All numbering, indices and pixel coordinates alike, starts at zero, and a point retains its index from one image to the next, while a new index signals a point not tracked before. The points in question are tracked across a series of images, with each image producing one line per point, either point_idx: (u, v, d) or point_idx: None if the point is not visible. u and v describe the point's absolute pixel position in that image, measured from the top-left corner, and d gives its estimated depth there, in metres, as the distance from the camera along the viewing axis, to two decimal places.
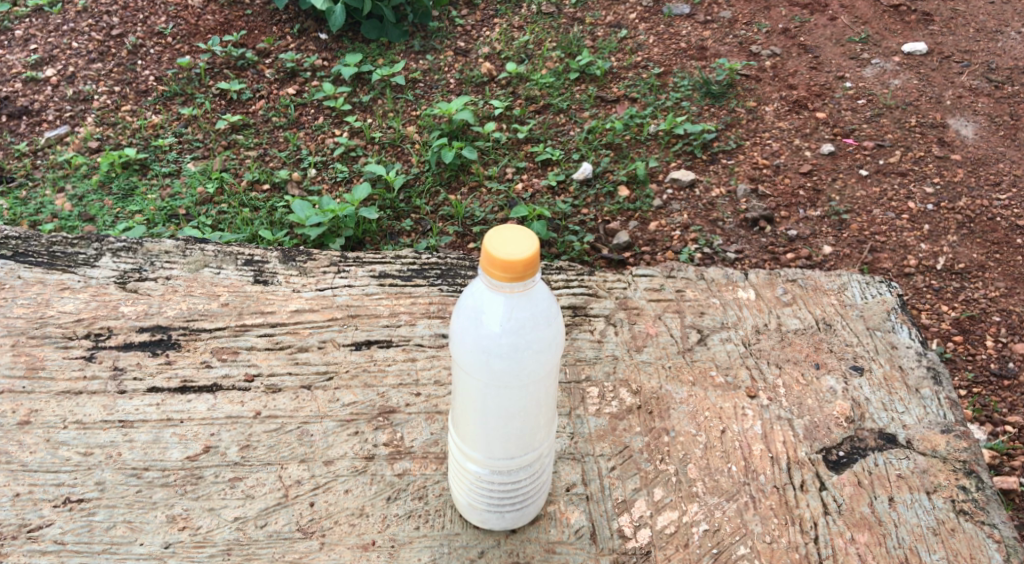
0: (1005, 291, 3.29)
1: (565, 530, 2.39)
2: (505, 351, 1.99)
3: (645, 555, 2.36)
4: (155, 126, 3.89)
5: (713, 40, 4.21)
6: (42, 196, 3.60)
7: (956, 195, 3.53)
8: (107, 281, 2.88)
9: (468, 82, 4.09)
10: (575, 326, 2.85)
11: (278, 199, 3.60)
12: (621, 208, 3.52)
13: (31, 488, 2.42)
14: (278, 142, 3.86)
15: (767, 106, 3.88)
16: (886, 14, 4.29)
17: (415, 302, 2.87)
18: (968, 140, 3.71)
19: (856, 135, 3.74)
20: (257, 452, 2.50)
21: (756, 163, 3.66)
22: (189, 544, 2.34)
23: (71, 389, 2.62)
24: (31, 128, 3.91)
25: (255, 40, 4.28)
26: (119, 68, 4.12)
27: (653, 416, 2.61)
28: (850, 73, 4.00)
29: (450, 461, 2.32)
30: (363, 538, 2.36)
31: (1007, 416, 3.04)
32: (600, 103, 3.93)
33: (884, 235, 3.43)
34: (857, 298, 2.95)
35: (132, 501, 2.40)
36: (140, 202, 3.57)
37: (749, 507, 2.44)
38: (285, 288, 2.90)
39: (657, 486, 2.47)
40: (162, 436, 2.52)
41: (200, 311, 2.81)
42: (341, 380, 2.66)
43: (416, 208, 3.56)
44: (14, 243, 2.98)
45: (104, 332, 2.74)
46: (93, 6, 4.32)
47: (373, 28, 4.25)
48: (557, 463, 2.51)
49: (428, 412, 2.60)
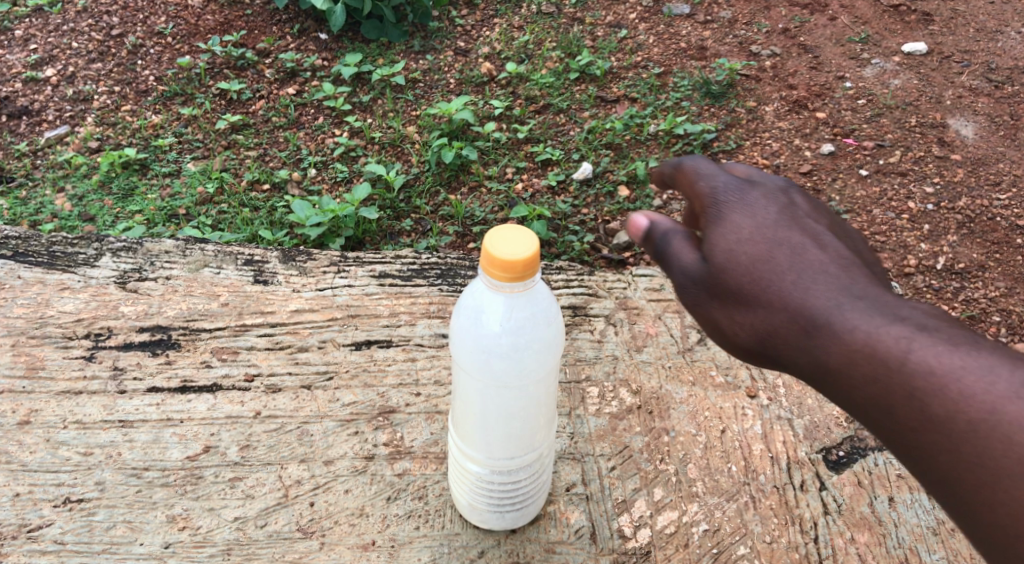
0: (1006, 291, 3.28)
1: (565, 530, 2.39)
2: (500, 348, 1.99)
3: (645, 555, 2.36)
4: (155, 126, 3.89)
5: (713, 40, 4.20)
6: (42, 195, 3.60)
7: (956, 196, 3.53)
8: (108, 281, 2.88)
9: (467, 82, 4.09)
10: (575, 326, 2.85)
11: (278, 199, 3.60)
12: (621, 208, 3.52)
13: (31, 488, 2.42)
14: (278, 142, 3.86)
15: (767, 106, 3.87)
16: (885, 14, 4.29)
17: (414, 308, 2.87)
18: (968, 140, 3.71)
19: (856, 135, 3.74)
20: (257, 452, 2.50)
21: (756, 163, 3.66)
22: (189, 544, 2.34)
23: (71, 389, 2.62)
24: (31, 128, 3.90)
25: (255, 40, 4.28)
26: (119, 68, 4.12)
27: (653, 416, 2.61)
28: (851, 73, 4.00)
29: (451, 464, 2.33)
30: (363, 538, 2.36)
31: None
32: (600, 103, 3.94)
33: (884, 235, 3.43)
34: None
35: (132, 501, 2.40)
36: (139, 202, 3.57)
37: (749, 507, 2.44)
38: (285, 288, 2.89)
39: (657, 486, 2.47)
40: (162, 436, 2.53)
41: (200, 311, 2.81)
42: (341, 381, 2.66)
43: (416, 208, 3.56)
44: (14, 243, 2.98)
45: (104, 332, 2.74)
46: (93, 6, 4.33)
47: (373, 28, 4.26)
48: (557, 463, 2.51)
49: (428, 412, 2.60)
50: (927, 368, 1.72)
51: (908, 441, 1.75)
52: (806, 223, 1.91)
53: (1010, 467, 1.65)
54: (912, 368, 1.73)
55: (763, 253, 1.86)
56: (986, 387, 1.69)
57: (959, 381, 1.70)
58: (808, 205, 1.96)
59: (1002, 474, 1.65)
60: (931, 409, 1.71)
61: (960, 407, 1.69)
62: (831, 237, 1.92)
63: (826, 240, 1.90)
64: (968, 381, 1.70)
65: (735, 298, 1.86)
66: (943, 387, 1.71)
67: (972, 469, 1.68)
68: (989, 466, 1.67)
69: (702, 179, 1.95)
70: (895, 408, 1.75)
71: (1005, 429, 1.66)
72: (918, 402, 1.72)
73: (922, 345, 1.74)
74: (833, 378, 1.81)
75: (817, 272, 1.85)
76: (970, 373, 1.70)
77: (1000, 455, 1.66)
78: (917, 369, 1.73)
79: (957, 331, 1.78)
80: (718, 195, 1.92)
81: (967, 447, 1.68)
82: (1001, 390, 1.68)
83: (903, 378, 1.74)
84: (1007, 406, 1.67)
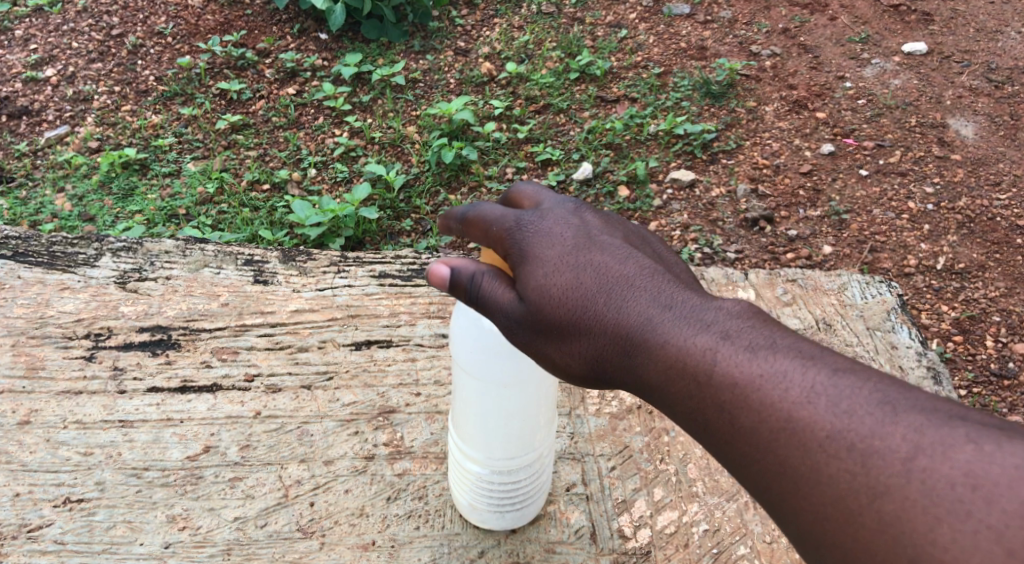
0: (1006, 291, 3.28)
1: (565, 530, 2.39)
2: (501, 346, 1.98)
3: (645, 555, 2.36)
4: (155, 126, 3.89)
5: (713, 40, 4.20)
6: (42, 195, 3.60)
7: (956, 196, 3.53)
8: (108, 281, 2.88)
9: (467, 82, 4.09)
10: None
11: (278, 199, 3.60)
12: (621, 207, 3.52)
13: (31, 488, 2.42)
14: (278, 142, 3.86)
15: (767, 106, 3.87)
16: (885, 14, 4.29)
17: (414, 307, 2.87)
18: (969, 140, 3.71)
19: (856, 135, 3.74)
20: (258, 452, 2.50)
21: (756, 163, 3.66)
22: (189, 544, 2.34)
23: (71, 388, 2.62)
24: (31, 128, 3.90)
25: (255, 40, 4.28)
26: (119, 68, 4.12)
27: (653, 416, 2.61)
28: (851, 73, 4.00)
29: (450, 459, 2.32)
30: (363, 538, 2.36)
31: (1008, 415, 3.03)
32: (600, 103, 3.94)
33: (884, 235, 3.44)
34: (857, 298, 2.96)
35: (132, 501, 2.40)
36: (140, 202, 3.57)
37: (749, 507, 2.44)
38: (285, 288, 2.89)
39: (657, 486, 2.47)
40: (162, 436, 2.53)
41: (200, 311, 2.81)
42: (341, 380, 2.66)
43: (416, 208, 3.56)
44: (14, 243, 2.98)
45: (105, 332, 2.74)
46: (93, 6, 4.33)
47: (373, 28, 4.26)
48: (557, 463, 2.51)
49: (428, 412, 2.60)
50: (731, 378, 1.54)
51: (722, 461, 1.56)
52: (608, 236, 1.74)
53: (808, 478, 1.45)
54: (717, 379, 1.55)
55: (567, 267, 1.68)
56: (782, 393, 1.50)
57: (759, 390, 1.51)
58: (610, 220, 1.79)
59: (803, 487, 1.45)
60: (738, 421, 1.52)
61: (761, 417, 1.50)
62: (630, 248, 1.74)
63: (627, 252, 1.72)
64: (765, 389, 1.51)
65: (547, 320, 1.68)
66: (742, 397, 1.52)
67: (778, 483, 1.48)
68: (791, 478, 1.46)
69: (494, 221, 1.75)
70: (702, 422, 1.57)
71: (802, 438, 1.46)
72: (726, 414, 1.53)
73: (720, 352, 1.56)
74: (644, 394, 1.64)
75: (625, 286, 1.67)
76: (767, 379, 1.51)
77: (801, 467, 1.46)
78: (717, 378, 1.55)
79: (766, 332, 1.59)
80: (515, 233, 1.73)
81: (771, 461, 1.49)
82: (795, 395, 1.49)
83: (710, 391, 1.55)
84: (803, 412, 1.47)
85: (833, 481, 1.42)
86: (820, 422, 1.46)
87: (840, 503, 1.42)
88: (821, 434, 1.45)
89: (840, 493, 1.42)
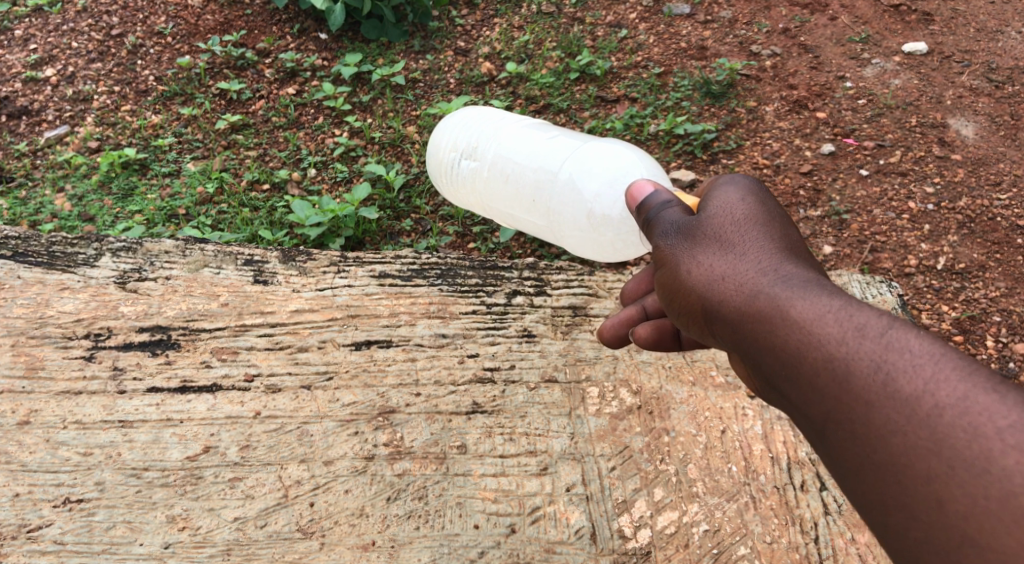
0: (1006, 291, 3.27)
1: (565, 530, 2.40)
2: (606, 184, 2.44)
3: (645, 555, 2.37)
4: (155, 126, 3.88)
5: (712, 40, 4.20)
6: (42, 195, 3.60)
7: (956, 196, 3.52)
8: (108, 281, 2.84)
9: (468, 82, 4.09)
10: (575, 326, 2.83)
11: (278, 198, 3.60)
12: None
13: (31, 488, 2.42)
14: (278, 141, 3.85)
15: (767, 106, 3.87)
16: (885, 14, 4.27)
17: (501, 123, 3.25)
18: (968, 140, 3.70)
19: (856, 135, 3.74)
20: (257, 452, 2.50)
21: (756, 163, 3.67)
22: (188, 544, 2.35)
23: (71, 389, 2.62)
24: (31, 128, 3.90)
25: (255, 40, 4.27)
26: (119, 68, 4.12)
27: (653, 416, 2.60)
28: (850, 73, 3.99)
29: (535, 141, 3.00)
30: (363, 538, 2.36)
31: None
32: (601, 103, 3.95)
33: (884, 235, 3.44)
34: (857, 298, 2.95)
35: (132, 501, 2.40)
36: (139, 202, 3.57)
37: (749, 507, 2.43)
38: (285, 288, 2.88)
39: (657, 486, 2.47)
40: (162, 436, 2.52)
41: (200, 311, 2.79)
42: (341, 381, 2.66)
43: (416, 208, 3.56)
44: (14, 242, 2.92)
45: (104, 332, 2.73)
46: (93, 6, 4.33)
47: (373, 28, 4.26)
48: (557, 463, 2.52)
49: (428, 412, 2.60)
50: (906, 346, 1.60)
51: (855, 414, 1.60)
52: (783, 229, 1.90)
53: (970, 461, 1.49)
54: (886, 342, 1.61)
55: (742, 227, 1.89)
56: (965, 376, 1.54)
57: (935, 364, 1.57)
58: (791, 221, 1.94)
59: (961, 466, 1.49)
60: (899, 383, 1.57)
61: (929, 389, 1.55)
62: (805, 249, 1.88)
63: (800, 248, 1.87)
64: (945, 366, 1.56)
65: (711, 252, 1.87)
66: (916, 366, 1.57)
67: (929, 457, 1.52)
68: (949, 453, 1.51)
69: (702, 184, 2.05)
70: (853, 379, 1.61)
71: (975, 420, 1.50)
72: (886, 374, 1.59)
73: (904, 328, 1.62)
74: (784, 346, 1.71)
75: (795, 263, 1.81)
76: (953, 361, 1.57)
77: (964, 445, 1.50)
78: (893, 345, 1.61)
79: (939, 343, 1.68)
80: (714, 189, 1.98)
81: (930, 432, 1.53)
82: (982, 383, 1.53)
83: (879, 350, 1.61)
84: (985, 397, 1.51)
85: (1006, 474, 1.46)
86: (1004, 411, 1.50)
87: (1007, 498, 1.45)
88: (1001, 422, 1.49)
89: (1011, 488, 1.45)
